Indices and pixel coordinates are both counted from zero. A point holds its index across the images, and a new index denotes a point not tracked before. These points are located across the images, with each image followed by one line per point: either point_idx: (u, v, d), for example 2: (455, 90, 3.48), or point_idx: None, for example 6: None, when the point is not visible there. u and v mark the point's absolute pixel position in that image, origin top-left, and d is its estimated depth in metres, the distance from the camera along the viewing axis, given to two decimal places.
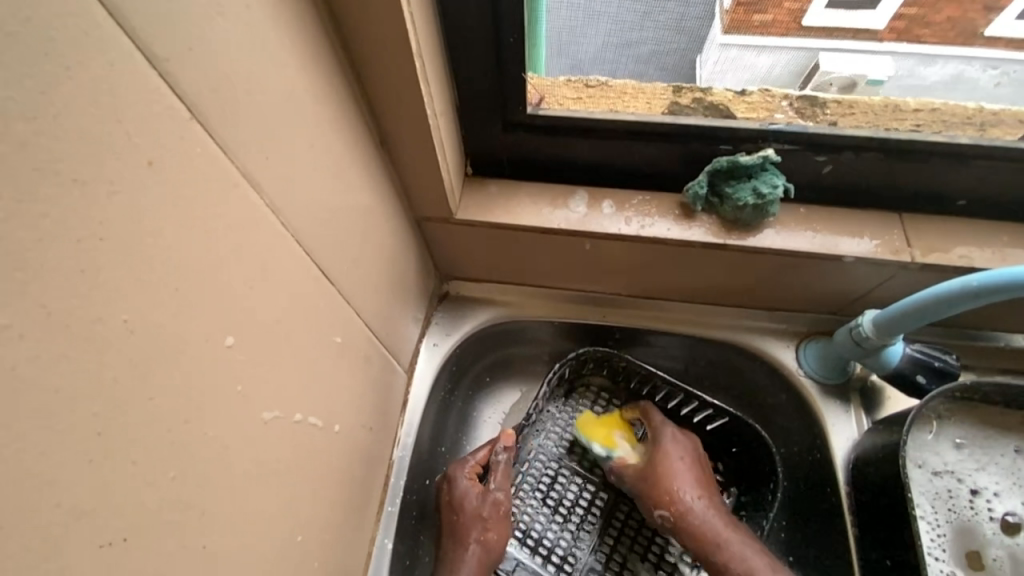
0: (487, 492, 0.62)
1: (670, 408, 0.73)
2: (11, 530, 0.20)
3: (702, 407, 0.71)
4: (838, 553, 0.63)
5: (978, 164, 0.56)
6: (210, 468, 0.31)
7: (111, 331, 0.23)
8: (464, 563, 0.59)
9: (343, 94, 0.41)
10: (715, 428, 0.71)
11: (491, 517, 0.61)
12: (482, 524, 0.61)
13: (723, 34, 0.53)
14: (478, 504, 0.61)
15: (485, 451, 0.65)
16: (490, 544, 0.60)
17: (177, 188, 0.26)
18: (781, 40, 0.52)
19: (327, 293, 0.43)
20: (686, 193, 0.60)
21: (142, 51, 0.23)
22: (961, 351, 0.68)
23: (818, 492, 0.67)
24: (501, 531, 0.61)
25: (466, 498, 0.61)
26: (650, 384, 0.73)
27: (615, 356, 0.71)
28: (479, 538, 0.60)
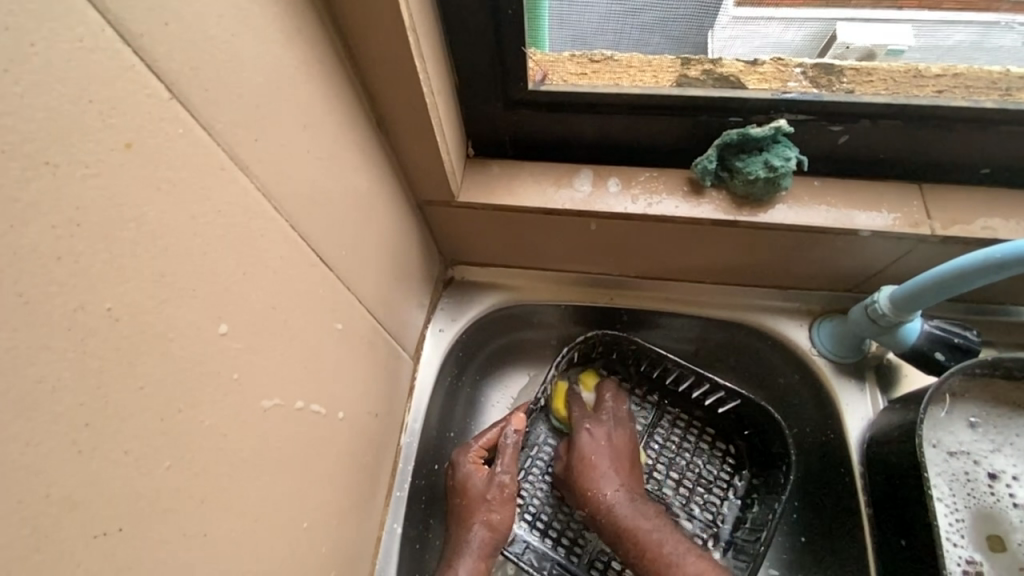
0: (490, 475, 0.62)
1: (681, 391, 0.72)
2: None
3: (714, 390, 0.69)
4: (852, 535, 0.62)
5: (1003, 131, 0.53)
6: (208, 456, 0.30)
7: (94, 319, 0.22)
8: (469, 543, 0.59)
9: (334, 72, 0.40)
10: (726, 411, 0.70)
11: (495, 500, 0.61)
12: (487, 506, 0.60)
13: (736, 6, 0.50)
14: (483, 486, 0.61)
15: (491, 434, 0.65)
16: (495, 525, 0.60)
17: (158, 172, 0.25)
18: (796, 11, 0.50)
19: (325, 279, 0.42)
20: (694, 168, 0.58)
21: (113, 26, 0.22)
22: (982, 326, 0.66)
23: (833, 474, 0.65)
24: (506, 514, 0.61)
25: (469, 480, 0.62)
26: (661, 367, 0.71)
27: (625, 339, 0.70)
28: (484, 519, 0.60)
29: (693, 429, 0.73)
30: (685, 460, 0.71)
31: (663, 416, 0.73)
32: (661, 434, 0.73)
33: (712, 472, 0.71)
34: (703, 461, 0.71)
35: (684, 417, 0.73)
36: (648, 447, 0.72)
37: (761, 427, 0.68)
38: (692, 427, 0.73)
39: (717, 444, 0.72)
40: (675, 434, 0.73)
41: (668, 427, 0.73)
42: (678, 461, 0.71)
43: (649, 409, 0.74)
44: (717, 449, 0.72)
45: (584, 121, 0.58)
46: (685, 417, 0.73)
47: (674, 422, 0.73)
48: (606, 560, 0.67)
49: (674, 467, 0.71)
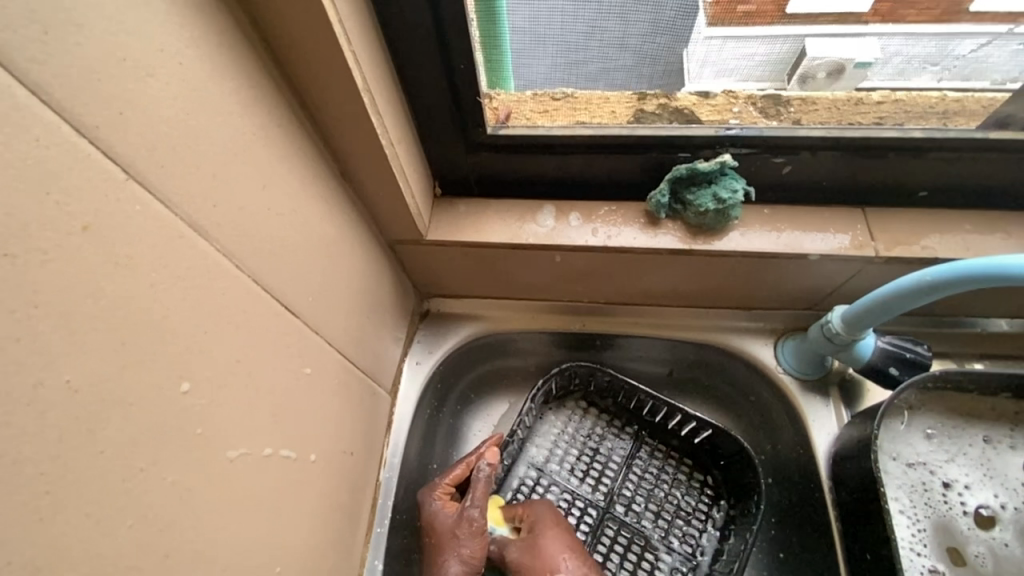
0: (460, 513, 0.62)
1: (658, 421, 0.74)
2: None
3: (688, 419, 0.71)
4: (827, 553, 0.63)
5: (935, 157, 0.56)
6: (172, 511, 0.32)
7: (54, 393, 0.24)
8: None
9: (294, 131, 0.42)
10: (702, 440, 0.71)
11: (466, 535, 0.61)
12: (456, 541, 0.60)
13: (708, 26, 0.49)
14: (452, 521, 0.62)
15: (461, 468, 0.66)
16: (468, 559, 0.60)
17: (118, 249, 0.27)
18: (767, 30, 0.49)
19: (293, 327, 0.44)
20: (649, 202, 0.61)
21: (69, 123, 0.24)
22: (935, 339, 0.69)
23: (809, 504, 0.66)
24: (479, 546, 0.60)
25: (437, 516, 0.62)
26: (636, 398, 0.73)
27: (599, 370, 0.73)
28: (457, 555, 0.60)
29: (671, 460, 0.74)
30: (663, 491, 0.72)
31: (642, 447, 0.74)
32: (640, 465, 0.73)
33: (690, 504, 0.71)
34: (681, 492, 0.72)
35: (662, 447, 0.74)
36: (627, 479, 0.72)
37: (734, 456, 0.69)
38: (670, 458, 0.74)
39: (695, 474, 0.73)
40: (653, 465, 0.73)
41: (647, 458, 0.74)
42: (656, 493, 0.72)
43: (627, 440, 0.75)
44: (695, 480, 0.73)
45: (545, 160, 0.60)
46: (662, 448, 0.74)
47: (652, 453, 0.74)
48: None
49: (653, 499, 0.71)
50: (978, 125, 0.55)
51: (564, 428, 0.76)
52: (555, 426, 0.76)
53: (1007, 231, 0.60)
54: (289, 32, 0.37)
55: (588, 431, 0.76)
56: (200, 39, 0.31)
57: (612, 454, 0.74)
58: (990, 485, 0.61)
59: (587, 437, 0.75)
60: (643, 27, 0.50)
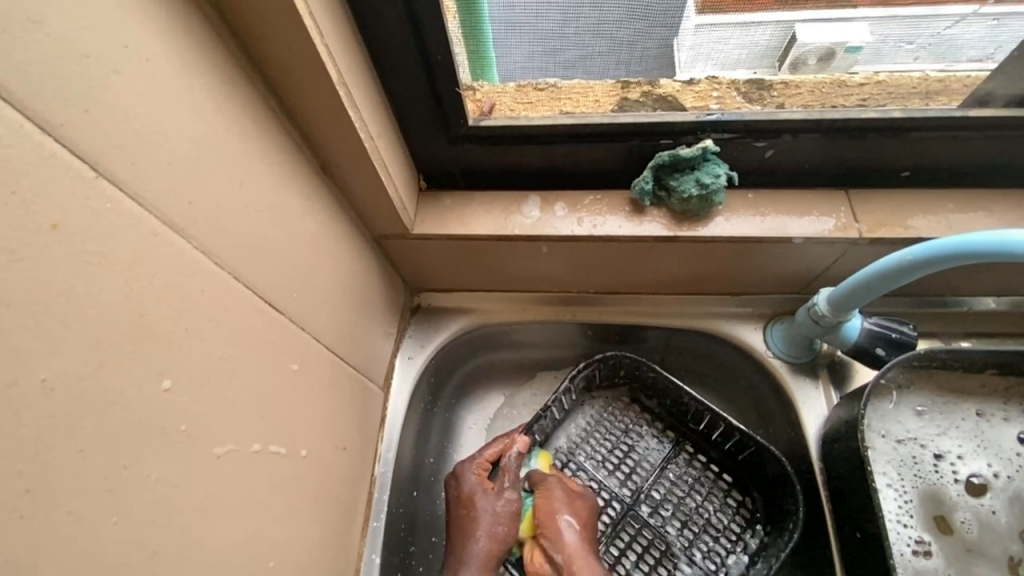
0: (498, 491, 0.63)
1: (702, 431, 0.73)
2: None
3: (731, 433, 0.69)
4: (818, 531, 0.64)
5: (917, 137, 0.56)
6: (158, 508, 0.32)
7: (28, 391, 0.24)
8: (471, 556, 0.59)
9: (271, 128, 0.42)
10: (746, 458, 0.69)
11: (503, 514, 0.62)
12: (494, 518, 0.61)
13: (699, 14, 0.49)
14: (490, 500, 0.62)
15: (494, 451, 0.66)
16: (500, 538, 0.61)
17: (90, 247, 0.27)
18: (760, 15, 0.49)
19: (277, 324, 0.44)
20: (633, 189, 0.61)
21: (33, 121, 0.24)
22: (923, 318, 0.69)
23: (813, 501, 0.65)
24: (512, 527, 0.62)
25: (475, 494, 0.63)
26: (680, 402, 0.72)
27: (645, 365, 0.72)
28: (490, 532, 0.61)
29: (709, 472, 0.72)
30: (694, 502, 0.71)
31: (680, 454, 0.73)
32: (675, 472, 0.72)
33: (722, 521, 0.70)
34: (714, 507, 0.71)
35: (700, 459, 0.73)
36: (659, 483, 0.72)
37: (776, 478, 0.66)
38: (708, 471, 0.73)
39: (732, 493, 0.71)
40: (688, 474, 0.72)
41: (683, 467, 0.73)
42: (687, 503, 0.71)
43: (667, 445, 0.74)
44: (732, 498, 0.71)
45: (528, 151, 0.60)
46: (700, 459, 0.73)
47: (689, 462, 0.73)
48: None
49: (683, 509, 0.70)
50: (960, 104, 0.55)
51: (600, 422, 0.76)
52: (592, 418, 0.76)
53: (990, 208, 0.60)
54: (259, 27, 0.36)
55: (625, 428, 0.75)
56: (165, 34, 0.31)
57: (648, 457, 0.73)
58: (983, 455, 0.62)
59: (626, 437, 0.75)
60: (618, 12, 0.49)
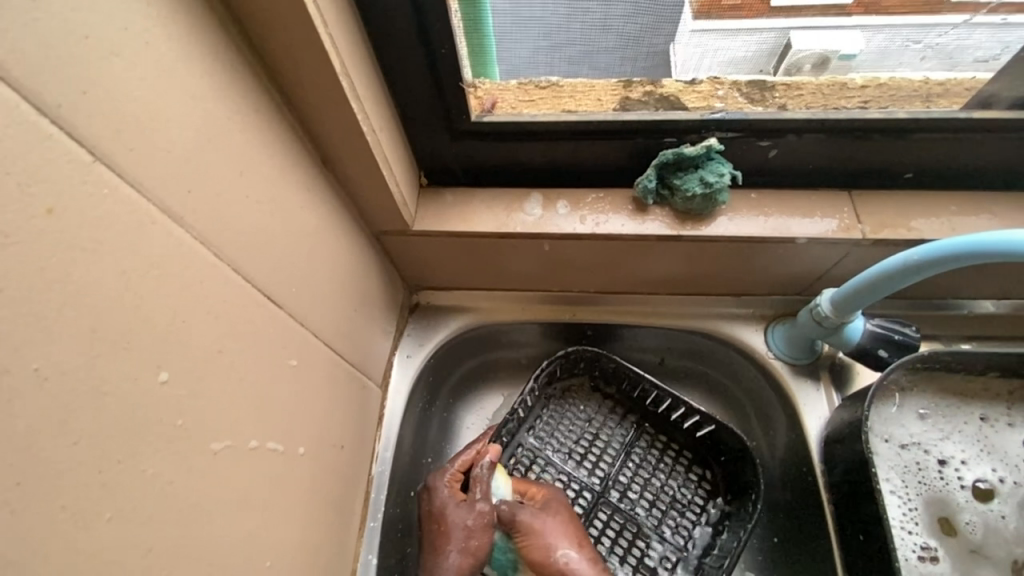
0: (467, 505, 0.61)
1: (660, 413, 0.72)
2: None
3: (691, 413, 0.69)
4: (818, 535, 0.63)
5: (920, 138, 0.56)
6: (152, 504, 0.31)
7: (21, 381, 0.23)
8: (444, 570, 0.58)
9: (272, 118, 0.41)
10: (705, 435, 0.69)
11: (475, 527, 0.60)
12: (465, 533, 0.59)
13: (694, 20, 0.50)
14: (461, 513, 0.60)
15: (463, 459, 0.64)
16: (473, 551, 0.59)
17: (88, 233, 0.26)
18: (752, 23, 0.50)
19: (277, 318, 0.43)
20: (636, 187, 0.61)
21: (29, 101, 0.23)
22: (924, 321, 0.69)
23: (806, 500, 0.65)
24: (485, 539, 0.60)
25: (446, 506, 0.60)
26: (641, 388, 0.72)
27: (605, 357, 0.72)
28: (463, 547, 0.59)
29: (670, 451, 0.72)
30: (660, 481, 0.70)
31: (642, 437, 0.73)
32: (639, 454, 0.72)
33: (686, 496, 0.70)
34: (678, 483, 0.70)
35: (661, 439, 0.73)
36: (625, 466, 0.71)
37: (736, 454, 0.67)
38: (669, 450, 0.72)
39: (694, 468, 0.71)
40: (651, 455, 0.72)
41: (645, 448, 0.72)
42: (653, 482, 0.70)
43: (629, 429, 0.73)
44: (693, 472, 0.71)
45: (530, 148, 0.60)
46: (662, 440, 0.72)
47: (652, 443, 0.72)
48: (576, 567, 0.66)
49: (649, 488, 0.70)
50: (962, 107, 0.55)
51: (563, 416, 0.75)
52: (555, 411, 0.74)
53: (992, 211, 0.60)
54: (262, 14, 0.36)
55: (588, 418, 0.74)
56: (166, 18, 0.30)
57: (611, 442, 0.73)
58: (988, 459, 0.62)
59: (587, 425, 0.74)
60: (624, 8, 0.49)
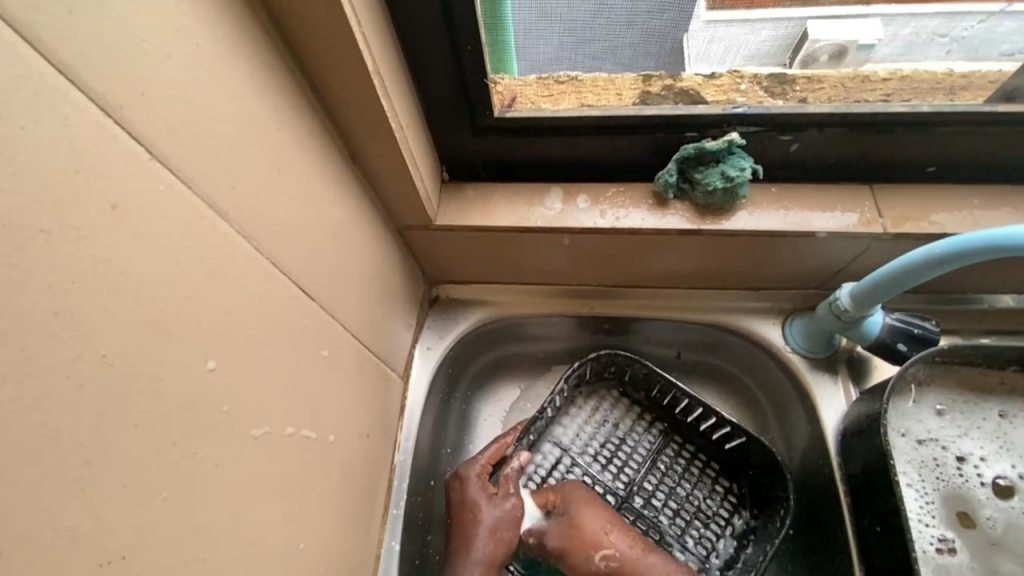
0: (496, 498, 0.63)
1: (689, 422, 0.73)
2: (21, 551, 0.22)
3: (721, 423, 0.69)
4: (836, 542, 0.63)
5: (943, 132, 0.56)
6: (202, 485, 0.32)
7: (90, 366, 0.25)
8: (475, 558, 0.59)
9: (306, 115, 0.42)
10: (734, 447, 0.70)
11: (505, 520, 0.62)
12: (497, 526, 0.61)
13: (707, 10, 0.51)
14: (490, 503, 0.62)
15: (493, 450, 0.67)
16: (504, 543, 0.61)
17: (145, 229, 0.27)
18: (770, 11, 0.52)
19: (310, 310, 0.45)
20: (657, 182, 0.61)
21: (95, 102, 0.25)
22: (944, 315, 0.69)
23: (824, 505, 0.65)
24: (515, 532, 0.62)
25: (477, 497, 0.63)
26: (670, 395, 0.72)
27: (638, 362, 0.72)
28: (494, 536, 0.61)
29: (697, 461, 0.73)
30: (685, 491, 0.71)
31: (669, 445, 0.74)
32: (665, 462, 0.73)
33: (711, 507, 0.70)
34: (703, 494, 0.71)
35: (688, 448, 0.73)
36: (651, 474, 0.72)
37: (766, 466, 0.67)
38: (696, 460, 0.73)
39: (720, 480, 0.72)
40: (678, 464, 0.73)
41: (672, 456, 0.73)
42: (678, 491, 0.71)
43: (656, 436, 0.74)
44: (719, 485, 0.72)
45: (552, 143, 0.60)
46: (689, 450, 0.73)
47: (679, 452, 0.73)
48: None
49: (674, 497, 0.70)
50: (983, 101, 0.55)
51: (590, 419, 0.76)
52: (584, 413, 0.76)
53: (1016, 205, 0.60)
54: (300, 14, 0.37)
55: (615, 423, 0.75)
56: (213, 20, 0.31)
57: (637, 448, 0.74)
58: (1007, 456, 0.62)
59: (614, 431, 0.75)
60: (649, 4, 0.50)
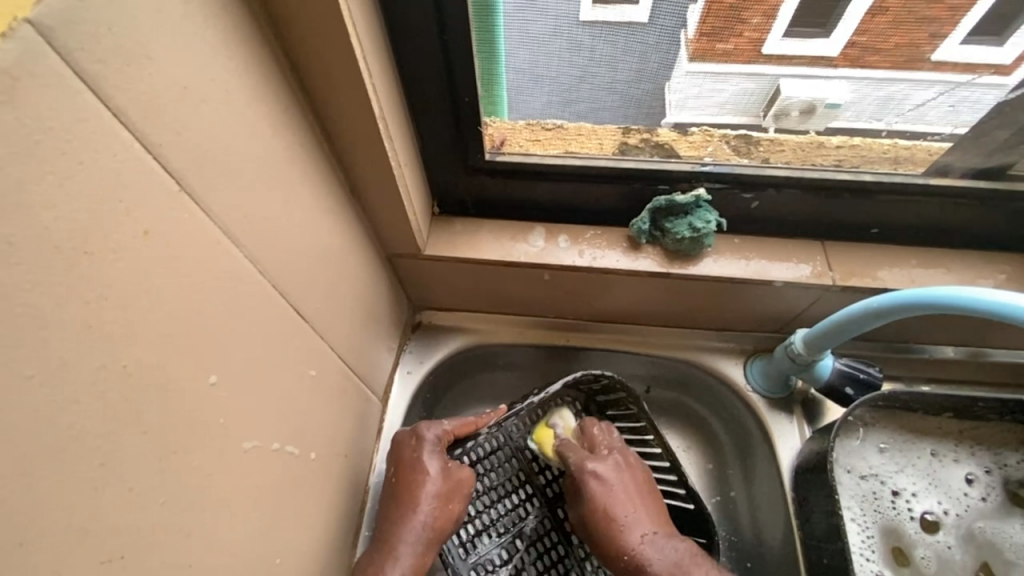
0: (447, 468, 0.63)
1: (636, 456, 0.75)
2: (37, 543, 0.24)
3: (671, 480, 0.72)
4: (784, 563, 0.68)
5: (882, 199, 0.63)
6: (194, 493, 0.34)
7: (111, 374, 0.27)
8: (411, 524, 0.59)
9: (313, 151, 0.46)
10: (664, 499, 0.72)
11: (451, 493, 0.62)
12: (442, 497, 0.61)
13: (689, 62, 0.53)
14: (437, 469, 0.63)
15: (457, 424, 0.68)
16: (445, 516, 0.61)
17: (171, 252, 0.31)
18: (745, 67, 0.52)
19: (304, 332, 0.48)
20: (631, 228, 0.67)
21: (140, 141, 0.28)
22: (888, 361, 0.75)
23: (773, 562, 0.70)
24: (459, 506, 0.62)
25: (427, 460, 0.63)
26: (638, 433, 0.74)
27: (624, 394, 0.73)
28: (437, 501, 0.61)
29: None
30: None
31: None
32: None
33: None
34: None
35: None
36: None
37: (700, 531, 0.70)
38: None
39: None
40: None
41: None
42: None
43: None
44: None
45: (537, 186, 0.66)
46: None
47: None
48: (491, 567, 0.68)
49: None
50: (922, 171, 0.62)
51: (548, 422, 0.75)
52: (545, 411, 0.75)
53: (946, 266, 0.68)
54: (319, 63, 0.41)
55: None
56: (245, 71, 0.35)
57: None
58: (934, 492, 0.67)
59: None
60: (628, 74, 0.55)
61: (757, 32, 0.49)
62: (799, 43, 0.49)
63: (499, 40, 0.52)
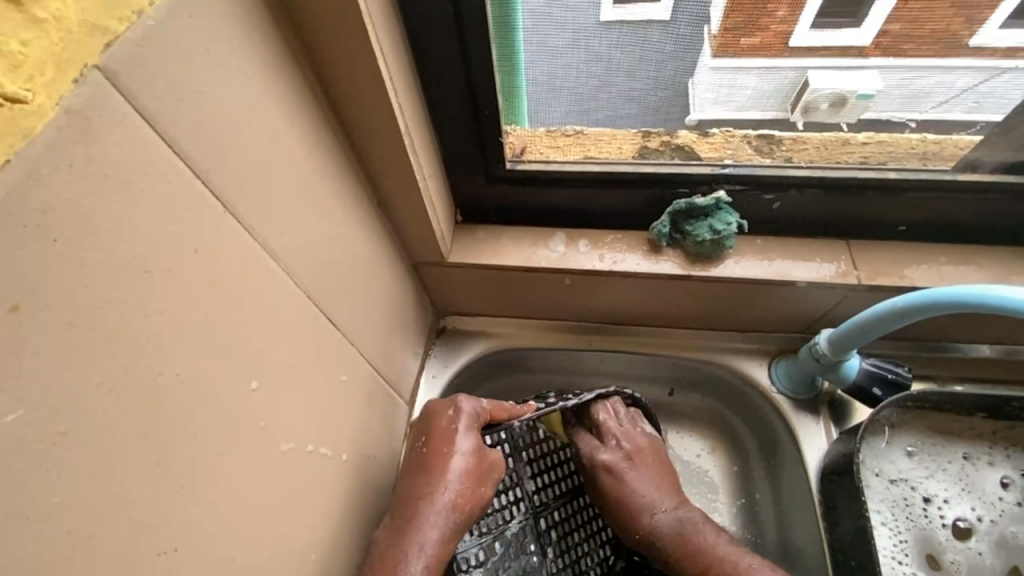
0: (480, 448, 0.60)
1: None
2: (104, 535, 0.27)
3: None
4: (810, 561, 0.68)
5: (909, 196, 0.62)
6: (238, 491, 0.37)
7: (168, 382, 0.30)
8: (438, 501, 0.56)
9: (343, 166, 0.48)
10: None
11: (484, 474, 0.59)
12: (473, 479, 0.58)
13: (712, 58, 0.52)
14: (470, 448, 0.60)
15: (495, 405, 0.64)
16: (473, 496, 0.58)
17: (216, 269, 0.33)
18: (771, 61, 0.52)
19: (336, 340, 0.50)
20: (652, 231, 0.68)
21: (191, 168, 0.30)
22: (919, 361, 0.74)
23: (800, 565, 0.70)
24: (488, 488, 0.59)
25: (461, 437, 0.60)
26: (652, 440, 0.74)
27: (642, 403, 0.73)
28: (466, 480, 0.58)
29: None
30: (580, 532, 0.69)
31: None
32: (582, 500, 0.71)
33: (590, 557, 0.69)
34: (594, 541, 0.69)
35: None
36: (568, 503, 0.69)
37: None
38: None
39: None
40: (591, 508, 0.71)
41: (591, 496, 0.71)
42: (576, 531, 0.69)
43: None
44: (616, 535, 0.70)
45: (557, 193, 0.67)
46: None
47: None
48: (465, 567, 0.61)
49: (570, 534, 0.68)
50: (951, 167, 0.61)
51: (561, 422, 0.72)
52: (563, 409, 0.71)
53: (979, 263, 0.66)
54: (349, 83, 0.43)
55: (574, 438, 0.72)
56: (280, 95, 0.37)
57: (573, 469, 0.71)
58: (968, 499, 0.66)
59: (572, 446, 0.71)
60: (646, 82, 0.56)
61: (784, 24, 0.49)
62: (829, 34, 0.49)
63: (519, 53, 0.53)
